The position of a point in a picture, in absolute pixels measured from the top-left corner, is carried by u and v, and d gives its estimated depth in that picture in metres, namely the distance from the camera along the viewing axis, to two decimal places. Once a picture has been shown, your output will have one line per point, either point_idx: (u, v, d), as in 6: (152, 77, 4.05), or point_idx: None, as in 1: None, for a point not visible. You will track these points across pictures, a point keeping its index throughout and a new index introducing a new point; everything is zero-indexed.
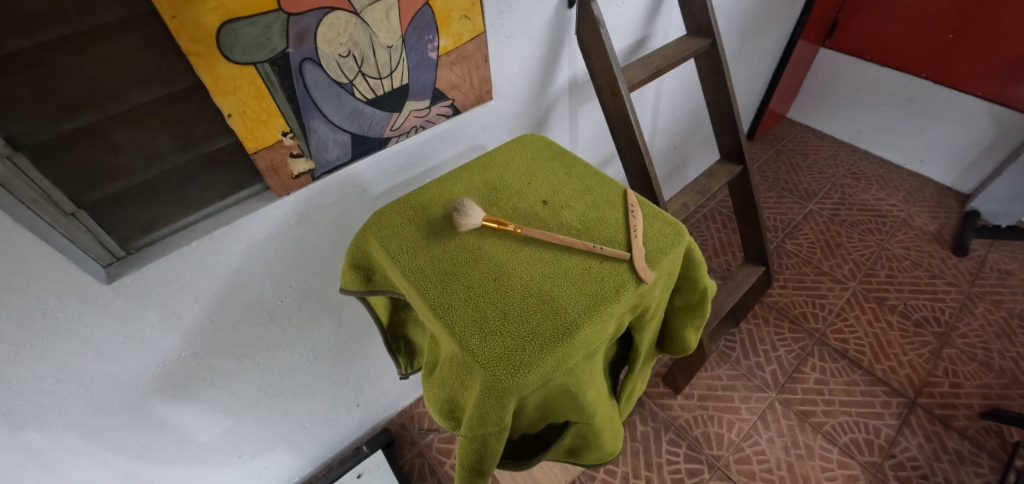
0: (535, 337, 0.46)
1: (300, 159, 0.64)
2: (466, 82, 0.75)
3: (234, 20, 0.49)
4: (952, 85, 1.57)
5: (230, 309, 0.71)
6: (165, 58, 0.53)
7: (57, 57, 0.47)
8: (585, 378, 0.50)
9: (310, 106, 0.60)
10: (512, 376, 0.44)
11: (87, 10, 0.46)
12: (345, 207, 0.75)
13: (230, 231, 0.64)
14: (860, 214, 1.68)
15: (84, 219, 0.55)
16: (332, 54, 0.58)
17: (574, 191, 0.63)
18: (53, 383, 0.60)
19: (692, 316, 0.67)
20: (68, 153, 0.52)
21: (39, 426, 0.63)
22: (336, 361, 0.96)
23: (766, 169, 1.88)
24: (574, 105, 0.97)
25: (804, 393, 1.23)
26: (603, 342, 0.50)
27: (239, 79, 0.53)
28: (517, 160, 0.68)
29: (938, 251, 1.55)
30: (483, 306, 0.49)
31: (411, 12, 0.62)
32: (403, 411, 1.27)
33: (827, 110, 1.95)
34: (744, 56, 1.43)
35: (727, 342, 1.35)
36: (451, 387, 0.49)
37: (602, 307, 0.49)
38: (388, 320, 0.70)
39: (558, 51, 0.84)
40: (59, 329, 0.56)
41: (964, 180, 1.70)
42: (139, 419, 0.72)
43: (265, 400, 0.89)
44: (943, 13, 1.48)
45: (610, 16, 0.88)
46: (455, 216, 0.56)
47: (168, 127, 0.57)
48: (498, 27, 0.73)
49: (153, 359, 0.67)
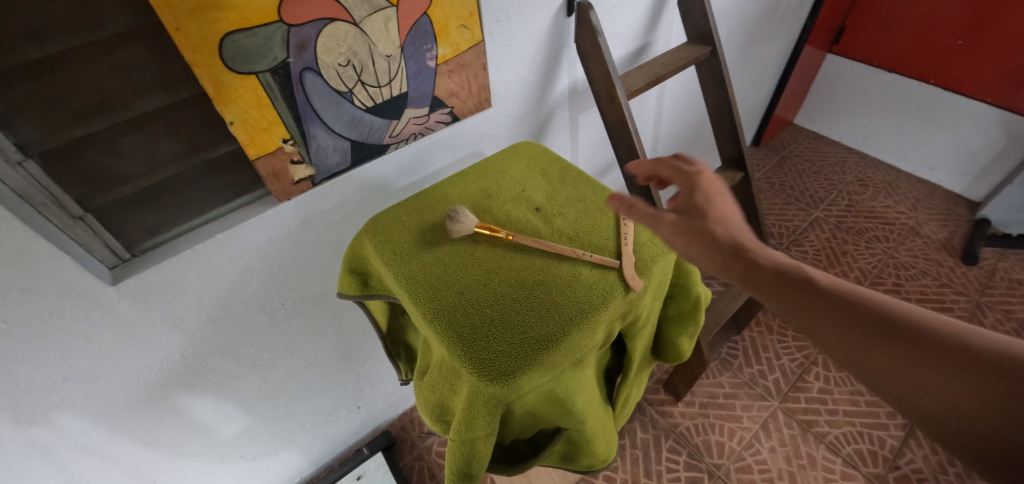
0: (522, 342, 0.47)
1: (300, 166, 0.66)
2: (465, 90, 0.76)
3: (236, 31, 0.51)
4: (961, 91, 1.55)
5: (232, 312, 0.73)
6: (171, 68, 0.54)
7: (66, 67, 0.49)
8: (573, 384, 0.50)
9: (310, 114, 0.62)
10: (500, 381, 0.44)
11: (96, 24, 0.49)
12: (346, 213, 0.76)
13: (232, 234, 0.65)
14: (867, 221, 1.66)
15: (92, 223, 0.56)
16: (331, 64, 0.59)
17: (568, 199, 0.64)
18: (60, 381, 0.61)
19: (687, 324, 0.67)
20: (77, 159, 0.54)
21: (46, 421, 0.64)
22: (338, 363, 0.97)
23: (772, 175, 1.87)
24: (574, 112, 0.98)
25: (807, 402, 1.22)
26: (592, 348, 0.51)
27: (240, 88, 0.55)
28: (513, 167, 0.69)
29: (947, 259, 1.53)
30: (472, 311, 0.50)
31: (409, 22, 0.63)
32: (404, 414, 1.28)
33: (834, 117, 1.94)
34: (748, 62, 1.42)
35: (730, 349, 1.34)
36: (442, 391, 0.50)
37: (590, 314, 0.50)
38: (386, 326, 0.71)
39: (558, 59, 0.85)
40: (66, 328, 0.58)
41: (974, 187, 1.68)
42: (143, 417, 0.74)
43: (267, 400, 0.90)
44: (951, 18, 1.47)
45: (609, 25, 0.88)
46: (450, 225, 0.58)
47: (172, 134, 0.59)
48: (497, 36, 0.74)
49: (156, 359, 0.69)
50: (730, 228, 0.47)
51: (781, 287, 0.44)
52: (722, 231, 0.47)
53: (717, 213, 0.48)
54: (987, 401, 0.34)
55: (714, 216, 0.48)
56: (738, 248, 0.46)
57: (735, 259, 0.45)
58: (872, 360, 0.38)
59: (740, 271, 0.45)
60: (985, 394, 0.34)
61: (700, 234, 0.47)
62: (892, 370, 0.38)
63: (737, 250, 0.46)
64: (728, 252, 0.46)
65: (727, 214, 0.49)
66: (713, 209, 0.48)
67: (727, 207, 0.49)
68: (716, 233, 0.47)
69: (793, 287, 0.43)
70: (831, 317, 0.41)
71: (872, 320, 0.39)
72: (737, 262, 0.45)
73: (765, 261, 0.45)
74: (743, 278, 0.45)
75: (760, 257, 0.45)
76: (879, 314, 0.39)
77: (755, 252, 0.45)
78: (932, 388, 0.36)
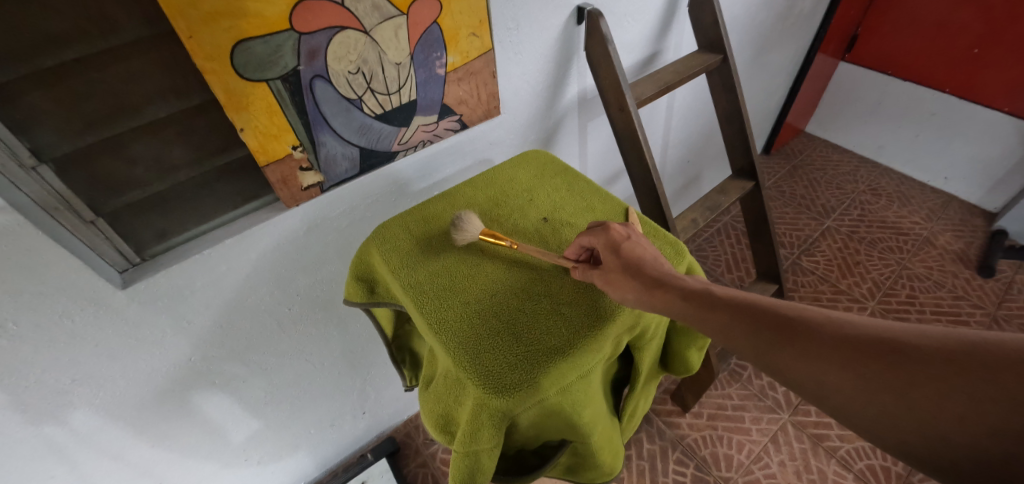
0: (528, 355, 0.46)
1: (309, 172, 0.66)
2: (474, 98, 0.76)
3: (248, 39, 0.51)
4: (978, 100, 1.53)
5: (238, 317, 0.73)
6: (183, 76, 0.55)
7: (80, 74, 0.50)
8: (579, 398, 0.50)
9: (319, 121, 0.62)
10: (505, 394, 0.44)
11: (111, 32, 0.49)
12: (353, 219, 0.76)
13: (241, 239, 0.66)
14: (880, 231, 1.64)
15: (103, 227, 0.57)
16: (341, 72, 0.60)
17: (576, 209, 0.63)
18: (69, 383, 0.62)
19: (696, 337, 0.66)
20: (90, 165, 0.55)
21: (55, 422, 0.65)
22: (343, 368, 0.97)
23: (782, 184, 1.85)
24: (583, 120, 0.98)
25: (818, 416, 1.19)
26: (600, 362, 0.50)
27: (251, 96, 0.55)
28: (521, 175, 0.69)
29: (962, 271, 1.50)
30: (477, 322, 0.49)
31: (420, 30, 0.63)
32: (409, 420, 1.27)
33: (847, 125, 1.91)
34: (759, 70, 1.41)
35: (739, 360, 1.32)
36: (448, 402, 0.49)
37: (597, 327, 0.49)
38: (392, 333, 0.70)
39: (567, 67, 0.85)
40: (75, 331, 0.58)
41: (991, 198, 1.65)
42: (150, 420, 0.74)
43: (273, 404, 0.90)
44: (968, 26, 1.44)
45: (619, 32, 0.88)
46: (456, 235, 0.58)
47: (184, 140, 0.59)
48: (506, 44, 0.74)
49: (162, 363, 0.69)
50: (647, 270, 0.49)
51: (693, 308, 0.45)
52: (644, 276, 0.49)
53: (636, 259, 0.50)
54: (884, 385, 0.35)
55: (636, 264, 0.49)
56: (656, 283, 0.48)
57: (652, 293, 0.47)
58: (785, 366, 0.40)
59: (662, 306, 0.47)
60: (881, 380, 0.35)
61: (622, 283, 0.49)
62: (801, 372, 0.39)
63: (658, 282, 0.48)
64: (647, 290, 0.48)
65: (643, 255, 0.51)
66: (634, 258, 0.50)
67: (642, 251, 0.51)
68: (639, 279, 0.48)
69: (706, 307, 0.45)
70: (746, 333, 0.42)
71: (777, 328, 0.41)
72: (653, 293, 0.47)
73: (678, 287, 0.47)
74: (660, 304, 0.47)
75: (674, 285, 0.48)
76: (782, 322, 0.41)
77: (669, 279, 0.48)
78: (837, 383, 0.37)
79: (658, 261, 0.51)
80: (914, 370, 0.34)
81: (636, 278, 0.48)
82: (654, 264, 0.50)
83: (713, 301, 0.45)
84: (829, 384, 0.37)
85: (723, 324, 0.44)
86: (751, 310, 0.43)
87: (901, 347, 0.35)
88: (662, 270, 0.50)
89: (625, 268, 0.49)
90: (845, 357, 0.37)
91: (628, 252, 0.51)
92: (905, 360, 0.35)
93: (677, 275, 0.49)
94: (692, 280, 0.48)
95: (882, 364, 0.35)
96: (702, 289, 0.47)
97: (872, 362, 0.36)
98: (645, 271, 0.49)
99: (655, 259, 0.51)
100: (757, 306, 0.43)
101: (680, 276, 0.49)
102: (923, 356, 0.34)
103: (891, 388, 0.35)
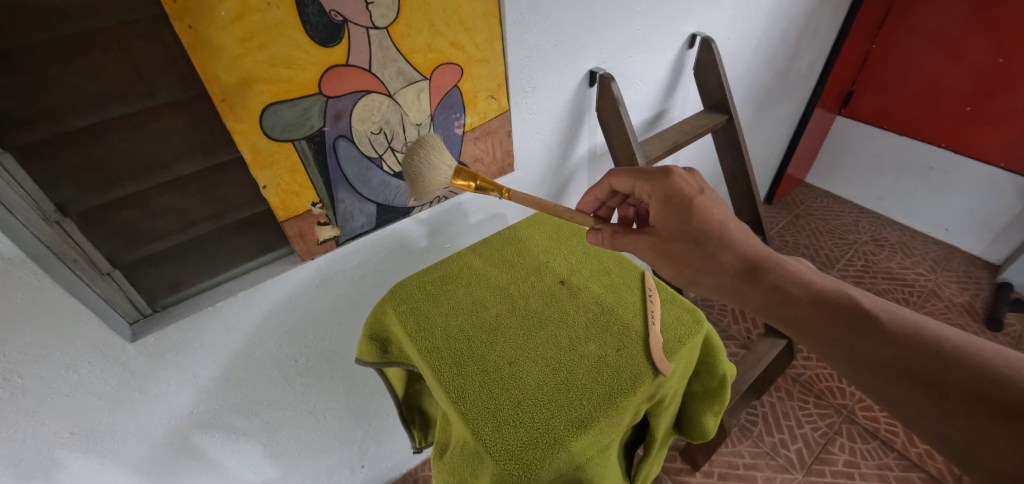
0: (547, 429, 0.46)
1: (326, 227, 0.67)
2: (489, 155, 0.77)
3: (277, 103, 0.53)
4: (974, 156, 1.56)
5: (243, 369, 0.72)
6: (211, 134, 0.57)
7: (112, 134, 0.51)
8: (600, 472, 0.47)
9: (339, 178, 0.63)
10: (523, 472, 0.43)
11: (146, 94, 0.51)
12: (365, 273, 0.77)
13: (253, 292, 0.66)
14: (885, 283, 1.63)
15: (118, 278, 0.57)
16: (364, 131, 0.61)
17: (592, 271, 0.64)
18: (67, 436, 0.60)
19: (712, 402, 0.65)
20: (111, 219, 0.55)
21: (48, 478, 0.62)
22: (345, 421, 0.94)
23: (785, 233, 1.86)
24: (593, 174, 1.00)
25: (833, 476, 1.15)
26: (619, 434, 0.48)
27: (277, 155, 0.57)
28: (536, 237, 0.70)
29: (971, 324, 1.49)
30: (498, 393, 0.49)
31: (441, 93, 0.66)
32: (408, 473, 1.22)
33: (846, 177, 1.96)
34: (760, 124, 1.45)
35: (749, 415, 1.28)
36: (463, 474, 0.48)
37: (617, 400, 0.48)
38: (402, 392, 0.68)
39: (579, 125, 0.87)
40: (80, 384, 0.57)
41: (992, 250, 1.67)
42: (145, 476, 0.71)
43: (269, 458, 0.86)
44: (960, 85, 1.50)
45: (629, 93, 0.92)
46: (425, 171, 0.60)
47: (205, 195, 0.60)
48: (522, 105, 0.76)
49: (164, 416, 0.67)
50: (731, 244, 0.54)
51: (798, 300, 0.49)
52: (718, 249, 0.54)
53: (697, 217, 0.55)
54: (961, 403, 0.40)
55: (699, 226, 0.55)
56: (749, 270, 0.52)
57: (744, 280, 0.52)
58: (873, 360, 0.44)
59: (758, 293, 0.51)
60: (965, 394, 0.40)
61: (677, 256, 0.56)
62: (888, 368, 0.43)
63: (756, 271, 0.52)
64: (736, 274, 0.52)
65: (710, 213, 0.56)
66: (696, 214, 0.55)
67: (711, 206, 0.56)
68: (716, 257, 0.54)
69: (810, 299, 0.49)
70: (833, 327, 0.47)
71: (874, 325, 0.45)
72: (747, 283, 0.52)
73: (778, 279, 0.51)
74: (758, 296, 0.51)
75: (775, 275, 0.51)
76: (884, 322, 0.45)
77: (769, 267, 0.52)
78: (917, 387, 0.42)
79: (728, 220, 0.55)
80: (1002, 396, 0.39)
81: (708, 253, 0.54)
82: (736, 230, 0.55)
83: (819, 297, 0.49)
84: (905, 386, 0.42)
85: (823, 316, 0.48)
86: (852, 305, 0.47)
87: (997, 374, 0.40)
88: (752, 250, 0.53)
89: (679, 232, 0.56)
90: (937, 369, 0.42)
91: (692, 208, 0.56)
92: (993, 381, 0.40)
93: (775, 259, 0.52)
94: (797, 269, 0.52)
95: (974, 383, 0.40)
96: (806, 283, 0.50)
97: (965, 378, 0.40)
98: (728, 245, 0.54)
99: (722, 215, 0.56)
100: (860, 303, 0.47)
101: (783, 262, 0.52)
102: (1016, 384, 0.39)
103: (971, 405, 0.40)
